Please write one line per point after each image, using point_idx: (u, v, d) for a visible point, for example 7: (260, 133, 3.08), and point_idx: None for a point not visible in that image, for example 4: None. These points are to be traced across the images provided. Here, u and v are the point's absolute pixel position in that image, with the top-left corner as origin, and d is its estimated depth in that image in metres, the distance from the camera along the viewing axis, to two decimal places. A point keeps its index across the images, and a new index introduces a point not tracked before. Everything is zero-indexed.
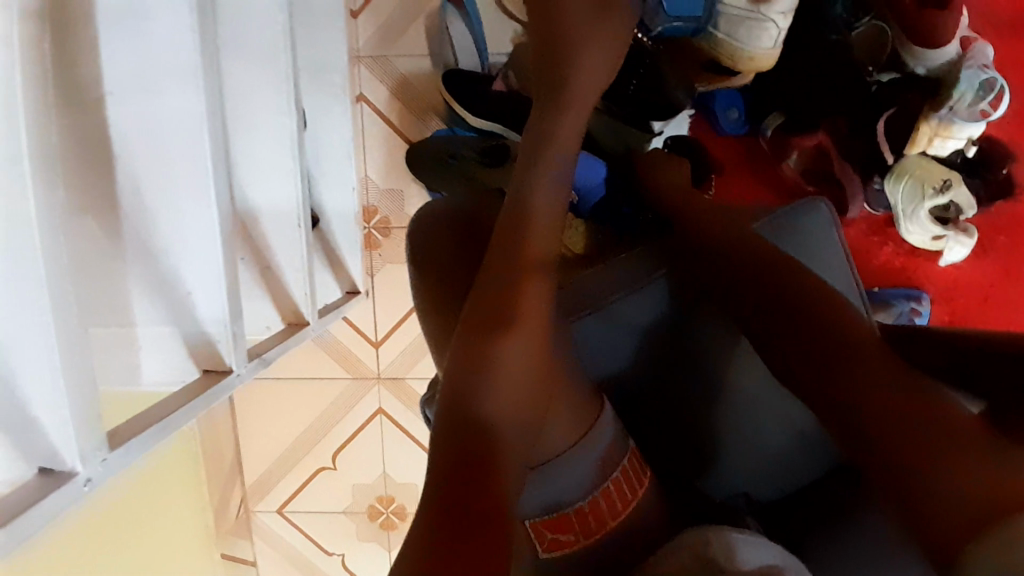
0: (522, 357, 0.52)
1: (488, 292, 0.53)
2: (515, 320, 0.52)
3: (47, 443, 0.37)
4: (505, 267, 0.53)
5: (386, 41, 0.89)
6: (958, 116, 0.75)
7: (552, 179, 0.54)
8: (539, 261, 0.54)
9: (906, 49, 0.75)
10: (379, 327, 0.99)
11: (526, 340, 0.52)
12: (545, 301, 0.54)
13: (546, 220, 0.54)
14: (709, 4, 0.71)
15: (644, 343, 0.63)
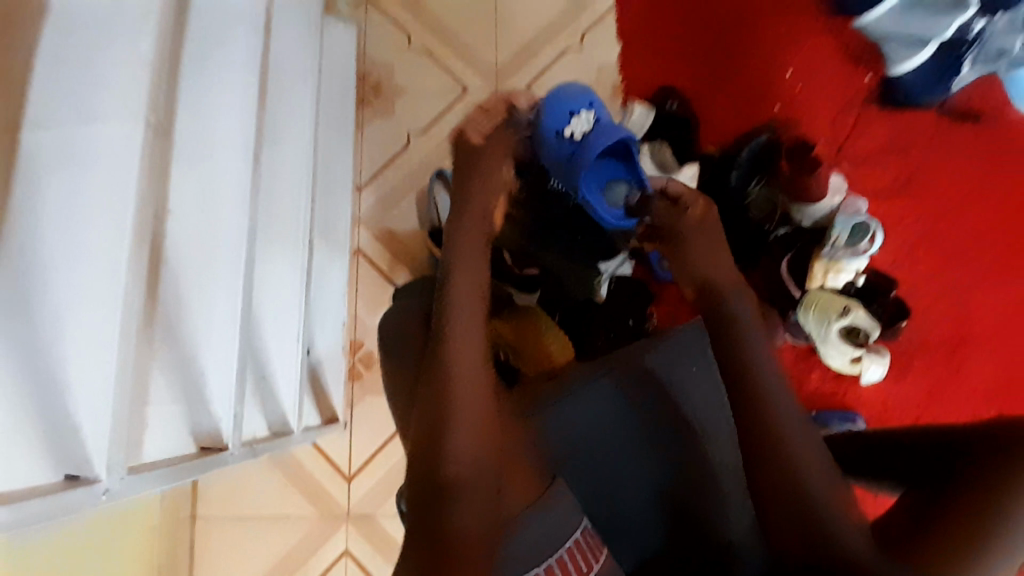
0: (462, 431, 0.67)
1: (428, 399, 0.69)
2: (449, 414, 0.67)
3: (79, 452, 0.43)
4: (436, 379, 0.70)
5: (383, 209, 1.10)
6: (841, 252, 0.95)
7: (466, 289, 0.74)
8: (471, 354, 0.71)
9: (792, 207, 0.98)
10: (354, 459, 1.02)
11: (463, 416, 0.67)
12: (476, 383, 0.70)
13: (474, 322, 0.73)
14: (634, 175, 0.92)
15: (590, 424, 0.75)
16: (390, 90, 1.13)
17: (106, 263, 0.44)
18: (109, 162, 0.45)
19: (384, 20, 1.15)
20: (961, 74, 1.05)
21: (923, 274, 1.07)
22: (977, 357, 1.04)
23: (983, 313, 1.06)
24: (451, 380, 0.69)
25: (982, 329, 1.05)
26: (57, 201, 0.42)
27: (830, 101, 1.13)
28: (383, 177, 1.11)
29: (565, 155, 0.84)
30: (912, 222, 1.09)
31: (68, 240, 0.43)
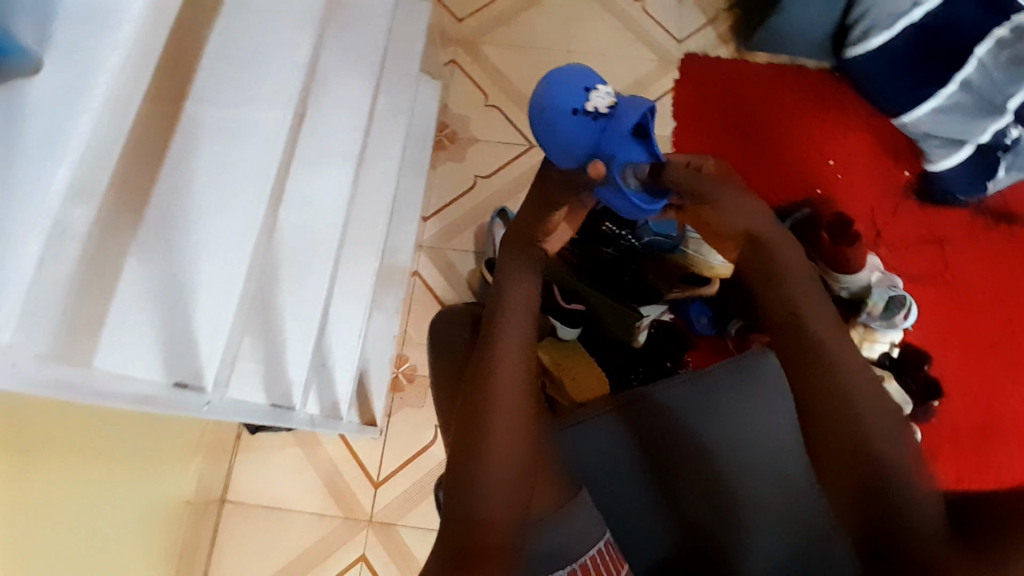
0: (499, 422, 0.70)
1: (469, 405, 0.73)
2: (488, 421, 0.70)
3: (192, 361, 0.48)
4: (478, 388, 0.73)
5: (445, 238, 1.19)
6: (876, 320, 0.99)
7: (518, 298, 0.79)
8: (515, 356, 0.75)
9: (832, 276, 1.02)
10: (383, 467, 1.05)
11: (502, 409, 0.71)
12: (518, 382, 0.73)
13: (521, 328, 0.78)
14: (682, 229, 0.96)
15: (621, 443, 0.77)
16: (464, 138, 1.25)
17: (244, 212, 0.53)
18: (254, 136, 0.55)
19: (466, 79, 1.29)
20: (997, 176, 1.12)
21: (957, 361, 1.10)
22: (1008, 449, 1.06)
23: (1017, 407, 1.07)
24: (492, 378, 0.73)
25: (1010, 423, 1.07)
26: (210, 170, 0.53)
27: (868, 189, 1.20)
28: (449, 210, 1.21)
29: (590, 135, 0.67)
30: (945, 311, 1.13)
31: (213, 198, 0.52)
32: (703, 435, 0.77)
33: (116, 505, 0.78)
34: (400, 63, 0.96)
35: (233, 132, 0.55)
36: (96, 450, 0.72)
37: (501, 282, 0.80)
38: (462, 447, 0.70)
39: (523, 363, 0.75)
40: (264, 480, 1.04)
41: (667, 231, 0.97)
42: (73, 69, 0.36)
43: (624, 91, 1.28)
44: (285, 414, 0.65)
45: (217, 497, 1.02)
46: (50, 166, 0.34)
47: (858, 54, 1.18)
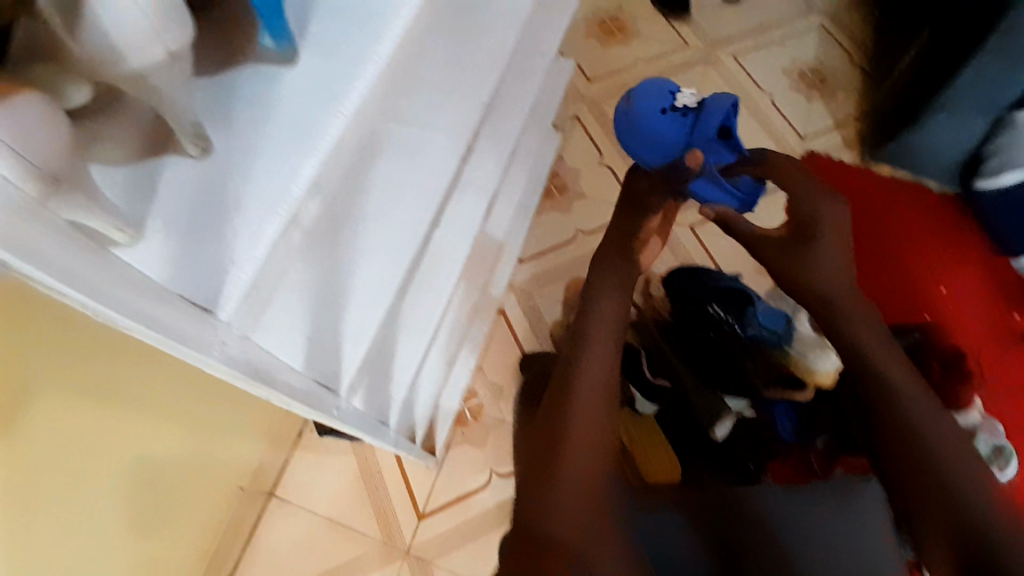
0: (573, 449, 0.59)
1: (544, 428, 0.62)
2: (559, 451, 0.59)
3: (334, 367, 0.49)
4: (551, 429, 0.61)
5: (536, 285, 1.19)
6: None
7: (607, 316, 0.69)
8: (598, 374, 0.64)
9: None
10: (431, 500, 1.03)
11: (579, 435, 0.60)
12: (597, 407, 0.62)
13: (607, 345, 0.67)
14: (789, 327, 0.96)
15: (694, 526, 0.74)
16: (573, 193, 1.26)
17: (406, 228, 0.53)
18: (431, 158, 0.55)
19: (587, 137, 1.31)
20: None
21: None
22: None
23: None
24: (569, 398, 0.63)
25: None
26: (384, 188, 0.52)
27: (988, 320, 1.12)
28: (545, 258, 1.22)
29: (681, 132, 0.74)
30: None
31: (379, 215, 0.52)
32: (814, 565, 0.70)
33: (167, 481, 0.78)
34: (544, 112, 0.98)
35: (419, 146, 0.54)
36: (167, 423, 0.74)
37: (591, 297, 0.70)
38: (526, 472, 0.61)
39: (609, 409, 0.63)
40: (312, 485, 1.04)
41: (773, 326, 0.97)
42: (339, 63, 0.36)
43: None
44: (382, 432, 0.66)
45: (265, 490, 1.02)
46: (308, 157, 0.33)
47: (988, 186, 1.11)
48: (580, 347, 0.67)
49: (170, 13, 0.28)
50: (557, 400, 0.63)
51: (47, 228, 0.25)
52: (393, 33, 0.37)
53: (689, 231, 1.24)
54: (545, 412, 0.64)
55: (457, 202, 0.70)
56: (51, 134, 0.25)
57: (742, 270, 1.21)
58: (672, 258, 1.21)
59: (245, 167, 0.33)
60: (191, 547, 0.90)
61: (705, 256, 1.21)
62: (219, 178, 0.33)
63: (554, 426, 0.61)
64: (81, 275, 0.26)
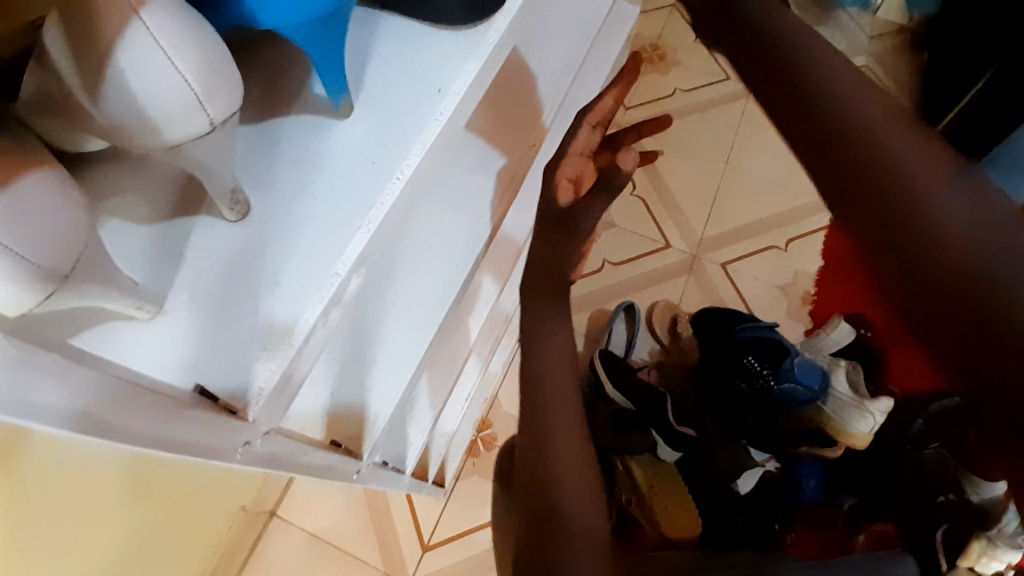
0: (564, 485, 0.54)
1: (524, 472, 0.56)
2: (550, 491, 0.53)
3: (360, 429, 0.46)
4: (533, 523, 0.52)
5: None
6: (1003, 540, 0.81)
7: (558, 344, 0.61)
8: (566, 402, 0.59)
9: (966, 478, 0.86)
10: (437, 531, 1.00)
11: (566, 471, 0.55)
12: (572, 437, 0.58)
13: (565, 374, 0.60)
14: (825, 383, 0.91)
15: None
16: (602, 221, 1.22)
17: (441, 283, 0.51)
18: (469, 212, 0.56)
19: None
20: None
21: None
22: None
23: None
24: (546, 430, 0.57)
25: None
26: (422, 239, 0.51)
27: None
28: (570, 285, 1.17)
29: None
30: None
31: (416, 269, 0.51)
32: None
33: (175, 510, 0.76)
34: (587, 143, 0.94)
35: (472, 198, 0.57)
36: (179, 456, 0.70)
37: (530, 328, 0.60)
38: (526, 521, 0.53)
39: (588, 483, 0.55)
40: (316, 508, 1.00)
41: (810, 381, 0.92)
42: (392, 137, 0.35)
43: (776, 219, 1.23)
44: (399, 478, 0.64)
45: (266, 510, 0.99)
46: (355, 236, 0.32)
47: None
48: (542, 414, 0.58)
49: (213, 71, 0.25)
50: (529, 441, 0.57)
51: (63, 375, 0.22)
52: (446, 107, 0.36)
53: (720, 270, 1.19)
54: (522, 456, 0.57)
55: None
56: (73, 224, 0.23)
57: (773, 314, 1.16)
58: (700, 295, 1.17)
59: (287, 241, 0.32)
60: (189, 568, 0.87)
61: (736, 297, 1.17)
62: (250, 257, 0.32)
63: (537, 468, 0.55)
64: (105, 421, 0.23)
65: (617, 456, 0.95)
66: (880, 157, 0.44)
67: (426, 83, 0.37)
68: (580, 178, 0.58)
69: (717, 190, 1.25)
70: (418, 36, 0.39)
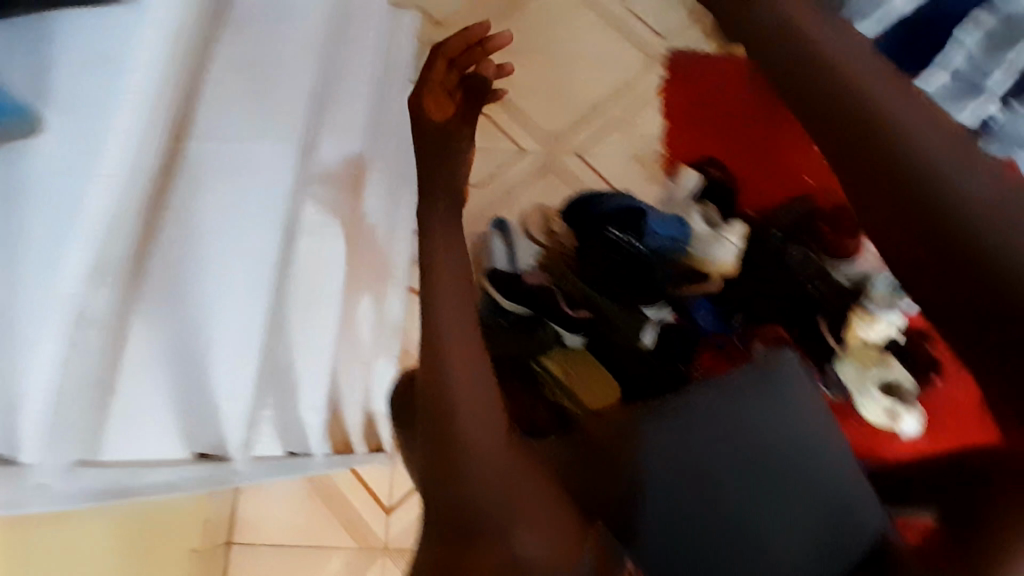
0: (462, 407, 0.63)
1: (429, 400, 0.64)
2: (453, 423, 0.62)
3: (216, 434, 0.51)
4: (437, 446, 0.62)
5: None
6: (877, 308, 1.01)
7: (450, 285, 0.66)
8: (461, 335, 0.65)
9: (829, 264, 1.03)
10: (395, 491, 1.02)
11: (469, 402, 0.63)
12: (478, 371, 0.64)
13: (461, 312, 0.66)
14: (685, 230, 1.02)
15: (647, 474, 0.73)
16: None
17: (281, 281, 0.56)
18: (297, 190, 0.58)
19: None
20: None
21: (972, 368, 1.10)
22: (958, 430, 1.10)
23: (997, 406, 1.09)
24: (446, 362, 0.64)
25: None
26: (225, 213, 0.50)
27: None
28: None
29: None
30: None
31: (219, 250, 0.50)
32: (749, 444, 0.75)
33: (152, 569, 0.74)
34: None
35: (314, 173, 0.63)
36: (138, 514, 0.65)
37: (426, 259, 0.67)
38: (427, 445, 0.63)
39: (487, 424, 0.63)
40: (271, 518, 1.00)
41: (675, 234, 1.02)
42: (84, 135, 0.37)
43: (613, 91, 1.25)
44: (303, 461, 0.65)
45: (223, 541, 0.97)
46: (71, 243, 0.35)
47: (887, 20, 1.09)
48: (440, 348, 0.64)
49: None
50: (428, 374, 0.64)
51: None
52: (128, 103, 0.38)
53: (577, 158, 1.22)
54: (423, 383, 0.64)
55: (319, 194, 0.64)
56: None
57: (633, 182, 1.20)
58: (565, 189, 1.20)
59: (22, 269, 0.35)
60: None
61: (596, 178, 1.21)
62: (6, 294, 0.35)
63: (437, 398, 0.63)
64: None
65: (533, 358, 0.98)
66: (869, 92, 0.51)
67: (150, 100, 0.40)
68: (440, 101, 0.70)
69: (552, 81, 1.25)
70: (108, 30, 0.39)
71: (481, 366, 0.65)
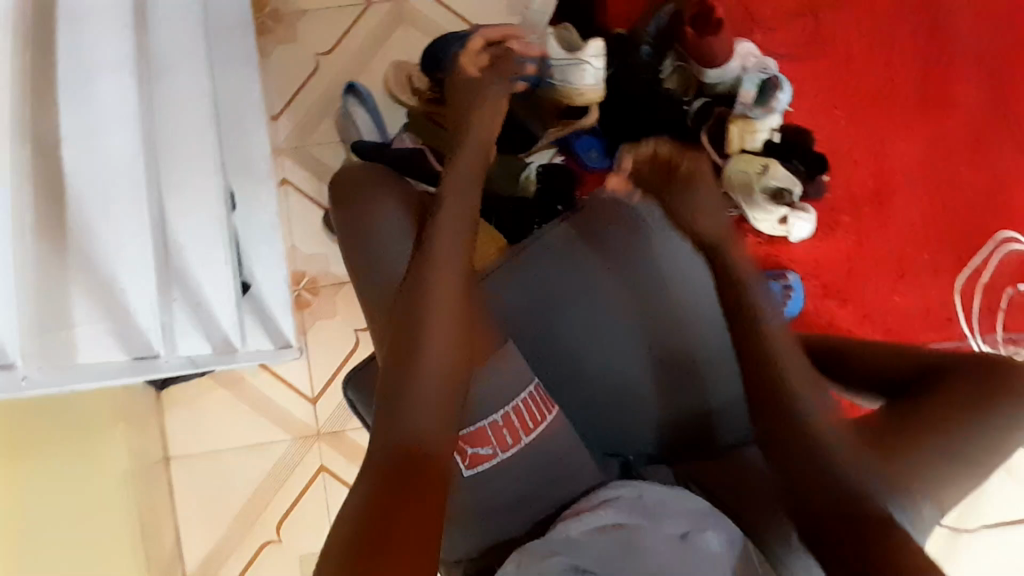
0: (435, 286, 0.70)
1: (413, 277, 0.71)
2: (426, 299, 0.69)
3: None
4: (406, 319, 0.68)
5: (304, 135, 1.08)
6: (754, 111, 0.96)
7: (460, 182, 0.78)
8: (454, 227, 0.74)
9: (700, 74, 0.97)
10: (315, 382, 1.04)
11: (441, 278, 0.71)
12: (458, 259, 0.73)
13: (460, 203, 0.76)
14: (542, 60, 0.91)
15: (562, 321, 0.80)
16: (290, 15, 1.08)
17: (48, 197, 0.60)
18: (41, 109, 0.60)
19: None
20: None
21: (896, 185, 1.14)
22: (897, 225, 1.13)
23: (908, 213, 1.14)
24: (433, 250, 0.73)
25: (907, 176, 1.14)
26: None
27: (933, 109, 1.16)
28: (298, 101, 1.08)
29: None
30: (833, 146, 1.14)
31: None
32: (664, 280, 0.81)
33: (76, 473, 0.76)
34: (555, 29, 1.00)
35: (79, 83, 0.64)
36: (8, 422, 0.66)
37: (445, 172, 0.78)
38: (399, 321, 0.68)
39: (454, 279, 0.71)
40: (201, 428, 1.02)
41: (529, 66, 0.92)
42: None
43: None
44: (152, 364, 0.64)
45: (159, 458, 1.00)
46: None
47: None
48: (431, 238, 0.73)
49: None
50: (419, 261, 0.72)
51: None
52: None
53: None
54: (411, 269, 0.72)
55: (79, 95, 0.63)
56: None
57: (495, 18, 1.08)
58: (422, 37, 1.10)
59: None
60: (127, 540, 0.84)
61: (454, 19, 1.10)
62: None
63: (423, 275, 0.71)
64: None
65: None
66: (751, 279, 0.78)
67: None
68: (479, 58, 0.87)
69: None
70: None
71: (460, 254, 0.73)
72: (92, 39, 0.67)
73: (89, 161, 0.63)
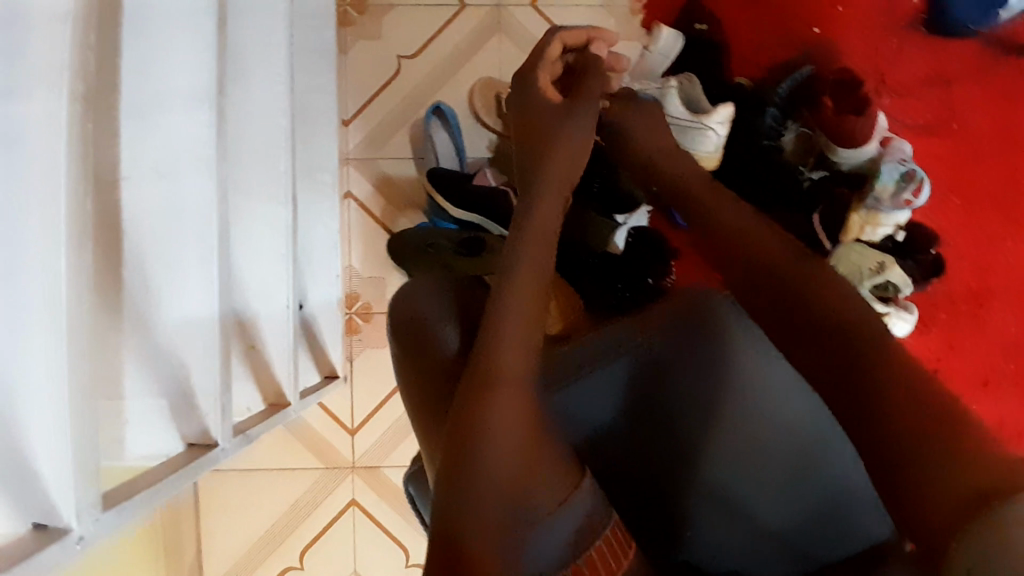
0: (494, 367, 0.58)
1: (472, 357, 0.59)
2: (484, 384, 0.57)
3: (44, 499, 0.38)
4: (463, 410, 0.56)
5: (374, 146, 0.99)
6: (883, 205, 0.84)
7: (535, 235, 0.65)
8: (524, 292, 0.62)
9: (829, 150, 0.87)
10: (356, 413, 0.99)
11: (502, 356, 0.58)
12: (526, 335, 0.60)
13: (534, 259, 0.64)
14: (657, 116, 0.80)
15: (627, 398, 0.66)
16: (376, 8, 0.97)
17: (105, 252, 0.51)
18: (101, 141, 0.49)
19: None
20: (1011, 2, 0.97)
21: (1003, 287, 1.05)
22: (994, 330, 1.05)
23: (1009, 320, 1.04)
24: (497, 318, 0.60)
25: (1014, 278, 1.04)
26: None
27: None
28: (373, 107, 0.98)
29: None
30: (944, 235, 1.04)
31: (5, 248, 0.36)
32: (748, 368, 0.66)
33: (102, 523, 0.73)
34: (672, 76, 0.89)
35: (150, 111, 0.51)
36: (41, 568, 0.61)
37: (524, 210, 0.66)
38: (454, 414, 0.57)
39: (520, 356, 0.59)
40: None
41: None
42: None
43: None
44: (208, 456, 0.57)
45: None
46: None
47: None
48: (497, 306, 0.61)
49: None
50: (482, 336, 0.60)
51: None
52: None
53: (531, 11, 0.99)
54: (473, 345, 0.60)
55: (147, 126, 0.51)
56: None
57: None
58: (518, 53, 0.98)
59: None
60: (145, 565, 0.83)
61: None
62: None
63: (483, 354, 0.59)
64: None
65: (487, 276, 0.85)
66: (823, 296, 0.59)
67: None
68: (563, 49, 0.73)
69: None
70: None
71: (528, 328, 0.61)
72: (165, 46, 0.52)
73: (151, 211, 0.53)
